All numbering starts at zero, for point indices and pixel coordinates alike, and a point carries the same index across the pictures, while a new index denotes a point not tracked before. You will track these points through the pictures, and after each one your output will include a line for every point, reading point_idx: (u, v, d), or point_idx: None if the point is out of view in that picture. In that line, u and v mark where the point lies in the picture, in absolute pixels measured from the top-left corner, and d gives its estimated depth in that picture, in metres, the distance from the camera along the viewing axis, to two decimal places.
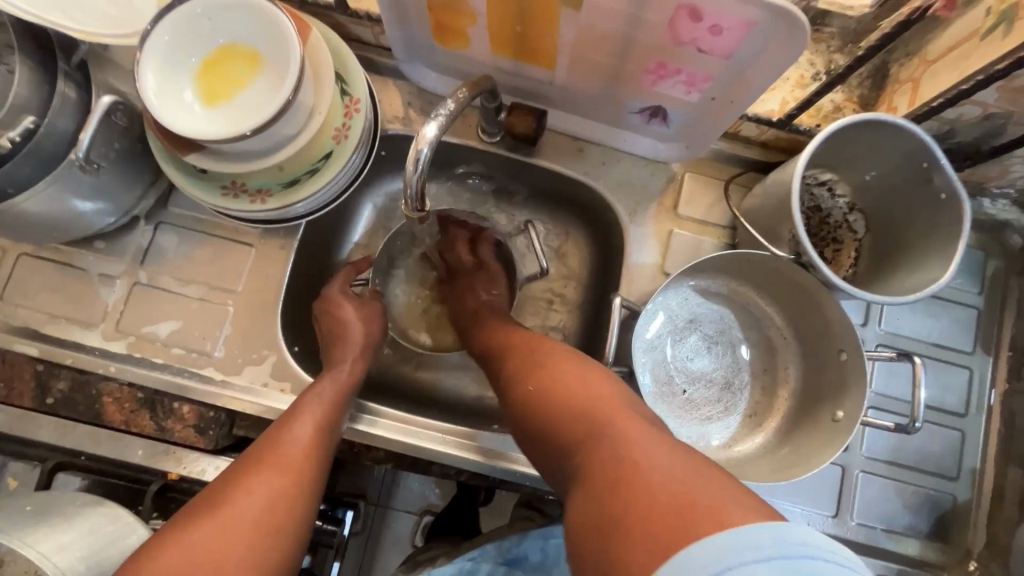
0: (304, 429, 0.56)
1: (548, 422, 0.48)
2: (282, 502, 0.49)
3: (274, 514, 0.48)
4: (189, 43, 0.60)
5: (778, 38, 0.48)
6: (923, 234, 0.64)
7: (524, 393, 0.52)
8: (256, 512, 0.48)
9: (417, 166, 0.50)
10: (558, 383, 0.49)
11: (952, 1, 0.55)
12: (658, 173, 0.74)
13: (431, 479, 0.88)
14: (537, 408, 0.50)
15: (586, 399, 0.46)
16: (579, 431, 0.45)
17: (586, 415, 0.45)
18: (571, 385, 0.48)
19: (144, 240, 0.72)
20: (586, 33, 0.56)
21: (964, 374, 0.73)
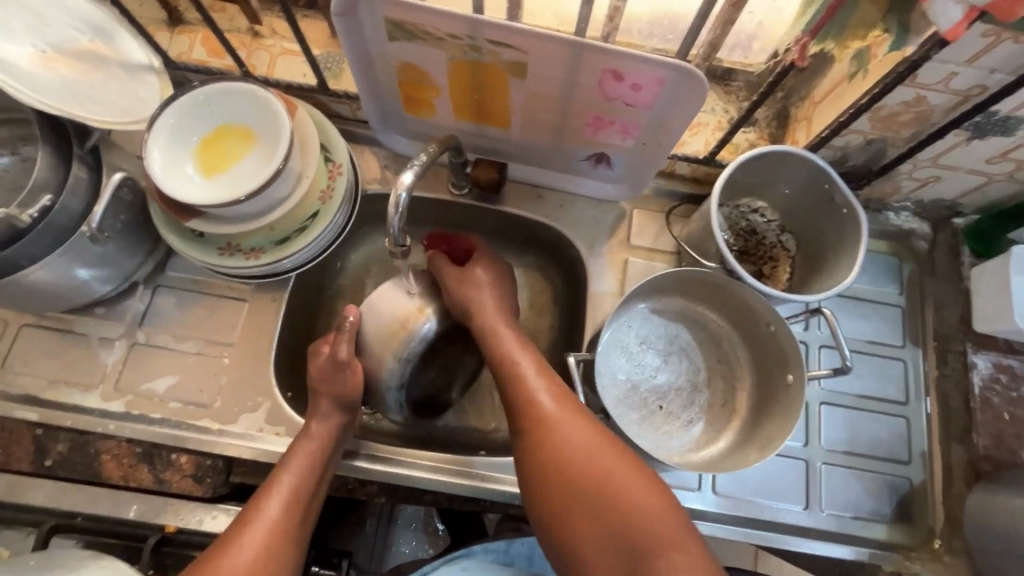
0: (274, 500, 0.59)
1: (539, 438, 0.59)
2: (275, 552, 0.56)
3: (261, 570, 0.55)
4: (191, 125, 0.69)
5: (686, 90, 0.60)
6: (837, 243, 0.75)
7: (532, 410, 0.60)
8: (244, 565, 0.54)
9: (398, 209, 0.59)
10: (555, 428, 0.58)
11: (801, 56, 0.63)
12: (610, 210, 0.84)
13: (424, 536, 0.94)
14: (536, 435, 0.59)
15: (583, 469, 0.55)
16: (579, 481, 0.55)
17: (583, 484, 0.55)
18: (566, 436, 0.58)
19: (142, 304, 0.77)
20: (532, 96, 0.67)
21: (899, 366, 0.81)
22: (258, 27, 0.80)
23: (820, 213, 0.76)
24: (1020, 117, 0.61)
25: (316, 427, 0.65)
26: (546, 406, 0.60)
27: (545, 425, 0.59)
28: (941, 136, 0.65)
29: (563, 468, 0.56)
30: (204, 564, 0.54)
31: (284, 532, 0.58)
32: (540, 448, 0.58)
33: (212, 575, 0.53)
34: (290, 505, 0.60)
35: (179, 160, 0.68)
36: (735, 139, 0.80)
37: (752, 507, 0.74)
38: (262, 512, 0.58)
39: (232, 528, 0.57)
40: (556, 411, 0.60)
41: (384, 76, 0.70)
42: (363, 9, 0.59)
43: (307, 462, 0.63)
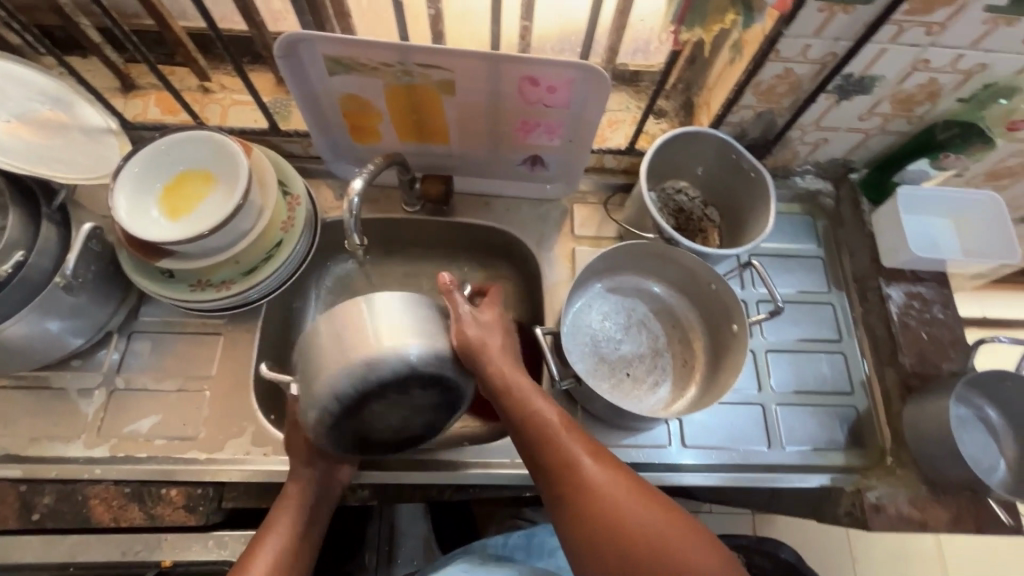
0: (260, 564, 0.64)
1: (583, 502, 0.60)
2: None
3: None
4: (154, 174, 0.75)
5: (594, 86, 0.69)
6: (752, 205, 0.85)
7: (575, 476, 0.61)
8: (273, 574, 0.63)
9: (352, 211, 0.66)
10: (603, 494, 0.60)
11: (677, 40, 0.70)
12: (552, 208, 0.92)
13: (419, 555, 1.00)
14: (578, 490, 0.60)
15: (629, 529, 0.58)
16: (622, 539, 0.58)
17: (626, 543, 0.58)
18: (614, 501, 0.59)
19: (118, 352, 0.79)
20: (464, 109, 0.75)
21: (828, 308, 0.90)
22: (207, 83, 0.87)
23: (733, 182, 0.86)
24: (871, 76, 0.73)
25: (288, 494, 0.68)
26: (588, 466, 0.61)
27: (592, 490, 0.60)
28: (815, 100, 0.77)
29: (610, 520, 0.59)
30: None
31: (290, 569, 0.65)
32: (586, 505, 0.60)
33: None
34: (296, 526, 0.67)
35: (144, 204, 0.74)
36: (650, 129, 0.91)
37: (722, 453, 0.80)
38: None
39: None
40: (596, 475, 0.61)
41: (329, 110, 0.77)
42: (303, 51, 0.67)
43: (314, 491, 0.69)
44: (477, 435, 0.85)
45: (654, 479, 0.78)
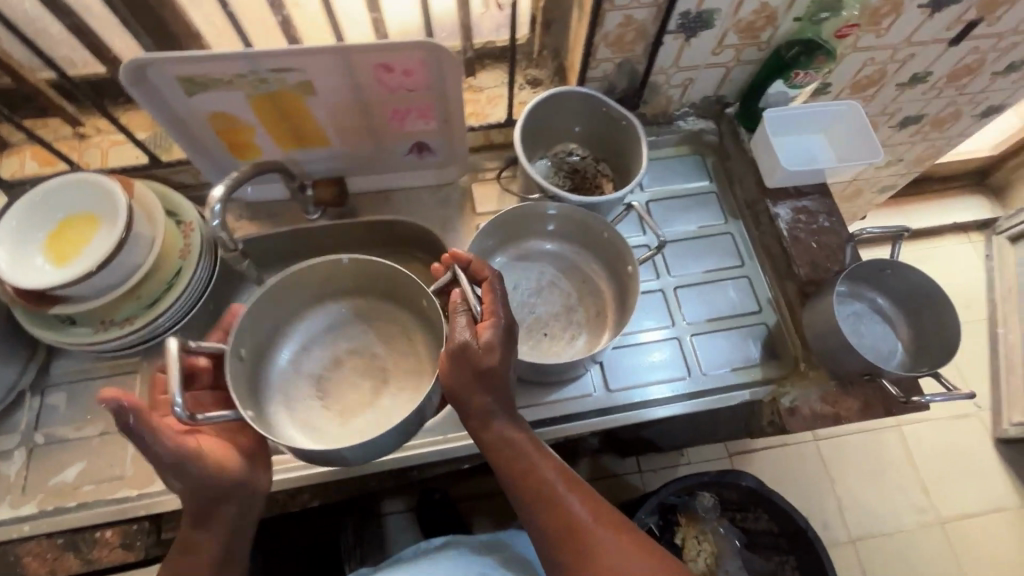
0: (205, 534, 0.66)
1: (570, 548, 0.62)
2: None
3: None
4: (34, 224, 0.75)
5: (446, 62, 0.72)
6: (631, 153, 0.89)
7: (570, 521, 0.63)
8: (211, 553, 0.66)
9: (212, 216, 0.73)
10: (590, 540, 0.62)
11: None
12: (450, 190, 0.95)
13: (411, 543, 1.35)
14: (568, 533, 0.62)
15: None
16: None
17: None
18: (602, 552, 0.61)
19: (33, 408, 0.78)
20: (331, 107, 0.77)
21: (727, 238, 0.95)
22: (82, 129, 0.87)
23: (612, 134, 0.90)
24: (707, 10, 0.77)
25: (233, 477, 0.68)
26: (581, 516, 0.63)
27: (582, 538, 0.62)
28: (665, 41, 0.81)
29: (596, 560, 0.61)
30: None
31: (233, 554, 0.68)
32: (573, 551, 0.62)
33: None
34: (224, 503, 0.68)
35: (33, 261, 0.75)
36: (527, 98, 0.94)
37: (644, 391, 0.84)
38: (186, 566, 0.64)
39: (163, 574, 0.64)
40: (588, 525, 0.63)
41: (201, 131, 0.78)
42: (152, 75, 0.68)
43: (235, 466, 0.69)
44: None
45: (582, 427, 0.81)
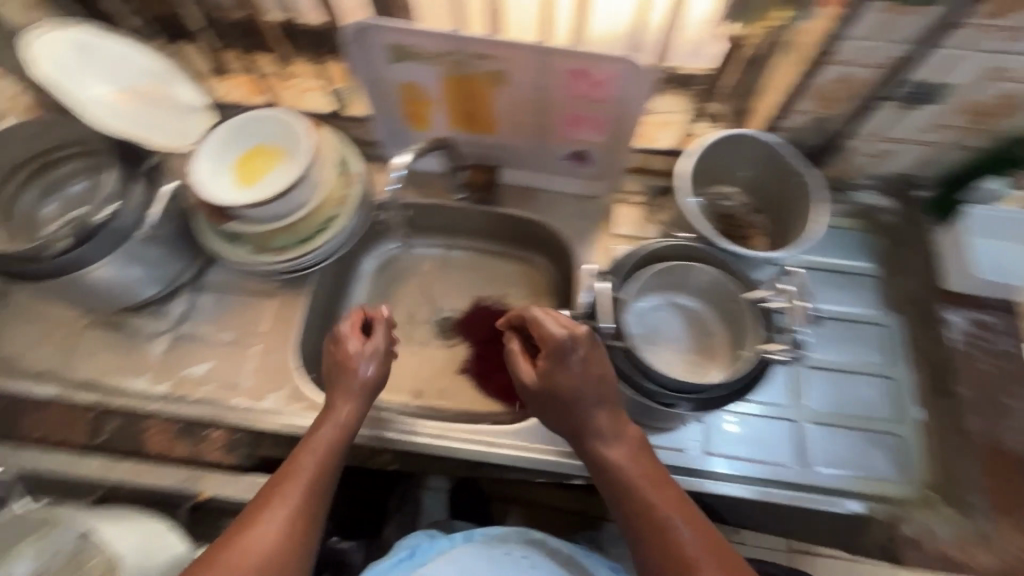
0: (309, 466, 0.65)
1: (641, 518, 0.61)
2: (261, 522, 0.60)
3: (282, 556, 0.59)
4: (231, 146, 0.83)
5: (639, 81, 0.71)
6: (799, 211, 0.81)
7: (631, 496, 0.62)
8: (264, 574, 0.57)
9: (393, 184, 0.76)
10: (657, 515, 0.60)
11: None
12: (594, 204, 0.94)
13: None
14: (645, 510, 0.61)
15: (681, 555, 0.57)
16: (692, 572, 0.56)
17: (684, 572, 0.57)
18: None
19: (185, 304, 0.88)
20: (513, 100, 0.79)
21: (879, 330, 0.86)
22: (286, 70, 0.96)
23: (781, 188, 0.84)
24: (941, 84, 0.69)
25: (344, 407, 0.70)
26: (658, 503, 0.61)
27: (645, 510, 0.61)
28: (878, 106, 0.74)
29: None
30: (263, 506, 0.61)
31: (295, 533, 0.60)
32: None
33: (233, 551, 0.57)
34: (365, 390, 0.71)
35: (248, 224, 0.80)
36: (700, 133, 0.90)
37: (743, 466, 0.77)
38: (287, 492, 0.62)
39: (260, 503, 0.61)
40: (675, 509, 0.61)
41: (390, 97, 0.83)
42: (369, 38, 0.73)
43: (314, 443, 0.67)
44: (501, 420, 0.90)
45: (670, 482, 0.76)
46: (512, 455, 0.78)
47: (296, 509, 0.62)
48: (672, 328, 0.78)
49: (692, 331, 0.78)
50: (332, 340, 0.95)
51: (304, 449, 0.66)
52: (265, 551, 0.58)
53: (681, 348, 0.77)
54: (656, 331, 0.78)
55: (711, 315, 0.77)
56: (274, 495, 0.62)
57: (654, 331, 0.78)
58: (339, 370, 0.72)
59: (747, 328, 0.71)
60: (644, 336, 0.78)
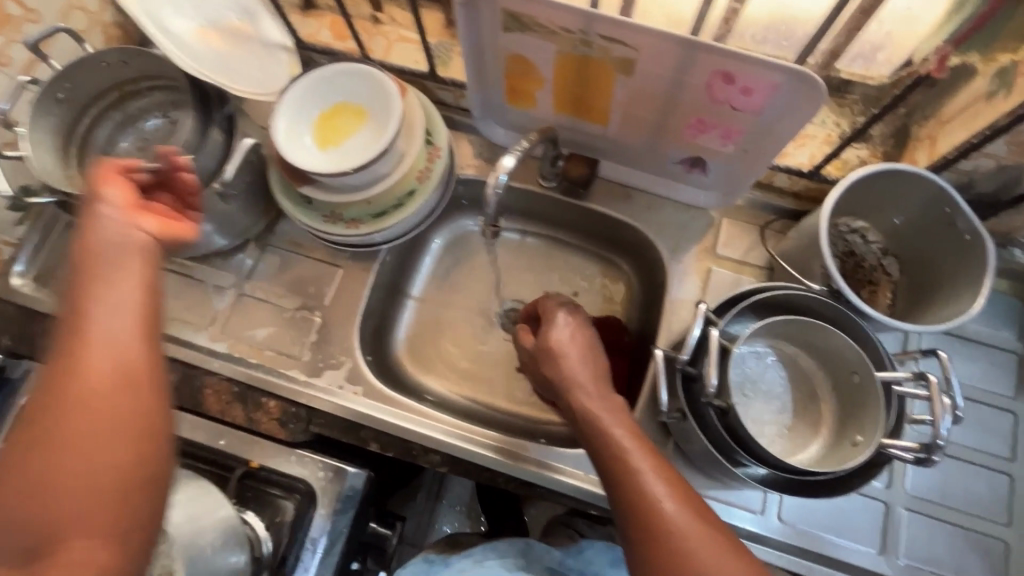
0: (105, 319, 0.48)
1: (617, 469, 0.56)
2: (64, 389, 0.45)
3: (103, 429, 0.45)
4: (314, 100, 0.76)
5: (800, 97, 0.58)
6: (951, 274, 0.68)
7: (608, 447, 0.58)
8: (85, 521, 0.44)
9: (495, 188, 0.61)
10: (632, 468, 0.56)
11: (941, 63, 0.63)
12: (698, 217, 0.83)
13: None
14: (623, 462, 0.56)
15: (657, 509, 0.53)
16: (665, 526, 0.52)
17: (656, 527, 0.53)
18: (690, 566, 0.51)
19: (251, 260, 0.84)
20: (636, 93, 0.67)
21: (1007, 418, 0.74)
22: (379, 14, 0.86)
23: (935, 242, 0.70)
24: None
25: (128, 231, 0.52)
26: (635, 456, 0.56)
27: (622, 460, 0.56)
28: None
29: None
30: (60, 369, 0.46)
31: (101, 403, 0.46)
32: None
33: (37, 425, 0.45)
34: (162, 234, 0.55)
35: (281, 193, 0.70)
36: (845, 154, 0.76)
37: (816, 541, 0.70)
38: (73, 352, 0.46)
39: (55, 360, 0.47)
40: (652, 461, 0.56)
41: (493, 67, 0.73)
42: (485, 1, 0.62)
43: (112, 267, 0.50)
44: (555, 432, 0.85)
45: None
46: (569, 485, 0.73)
47: (115, 416, 0.46)
48: (774, 391, 0.70)
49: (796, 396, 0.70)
50: (393, 317, 0.91)
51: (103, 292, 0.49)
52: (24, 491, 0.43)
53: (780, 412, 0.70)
54: (757, 387, 0.70)
55: (823, 384, 0.69)
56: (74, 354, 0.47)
57: (756, 386, 0.70)
58: (116, 236, 0.52)
59: (867, 411, 0.62)
60: (743, 389, 0.70)
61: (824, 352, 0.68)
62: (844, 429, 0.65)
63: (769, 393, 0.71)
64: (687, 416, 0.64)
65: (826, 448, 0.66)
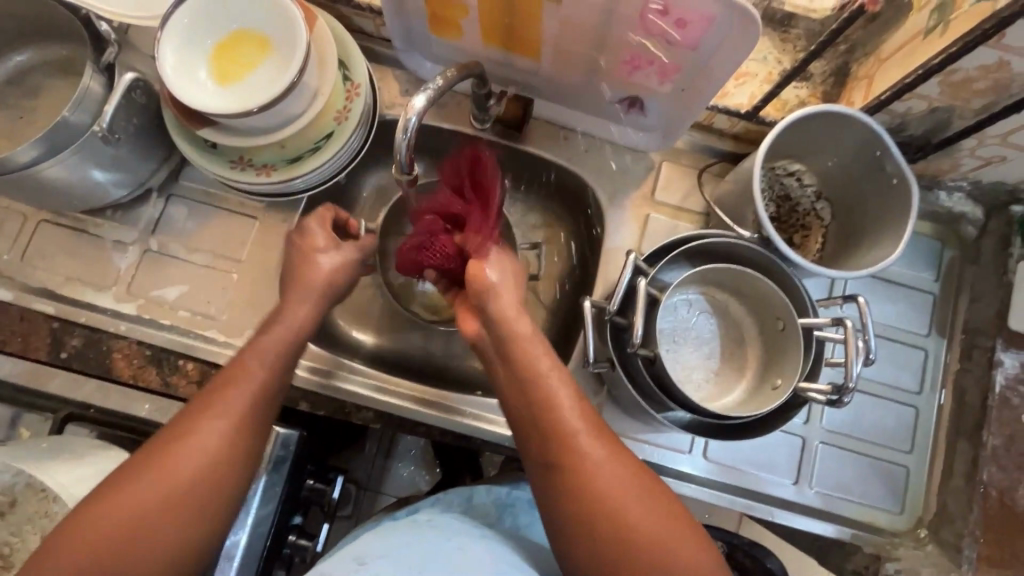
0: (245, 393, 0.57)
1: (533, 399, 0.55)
2: (234, 441, 0.55)
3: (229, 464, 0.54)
4: (206, 27, 0.66)
5: (734, 32, 0.54)
6: (878, 220, 0.68)
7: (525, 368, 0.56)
8: (200, 476, 0.52)
9: (406, 133, 0.56)
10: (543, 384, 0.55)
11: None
12: (638, 160, 0.80)
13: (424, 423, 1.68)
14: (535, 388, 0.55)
15: (558, 421, 0.54)
16: (565, 436, 0.53)
17: (556, 435, 0.53)
18: (591, 463, 0.52)
19: (156, 211, 0.77)
20: (566, 24, 0.62)
21: (919, 355, 0.78)
22: None
23: (866, 188, 0.69)
24: None
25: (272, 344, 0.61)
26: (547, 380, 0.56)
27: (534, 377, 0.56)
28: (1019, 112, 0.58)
29: (609, 535, 0.50)
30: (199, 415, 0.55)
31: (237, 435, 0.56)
32: (582, 497, 0.51)
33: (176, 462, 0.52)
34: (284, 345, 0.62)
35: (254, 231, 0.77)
36: (784, 94, 0.74)
37: (737, 475, 0.74)
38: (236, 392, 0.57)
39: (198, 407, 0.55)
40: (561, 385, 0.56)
41: None
42: None
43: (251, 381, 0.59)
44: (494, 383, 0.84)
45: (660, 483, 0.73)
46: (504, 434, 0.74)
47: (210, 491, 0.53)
48: (707, 336, 0.71)
49: (726, 341, 0.71)
50: None
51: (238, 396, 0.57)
52: (244, 411, 0.56)
53: (711, 357, 0.71)
54: (689, 332, 0.71)
55: (752, 328, 0.70)
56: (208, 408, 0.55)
57: (688, 332, 0.71)
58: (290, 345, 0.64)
59: (788, 357, 0.64)
60: (676, 336, 0.70)
61: (753, 298, 0.68)
62: (767, 373, 0.67)
63: (701, 338, 0.71)
64: (615, 365, 0.64)
65: (749, 392, 0.68)
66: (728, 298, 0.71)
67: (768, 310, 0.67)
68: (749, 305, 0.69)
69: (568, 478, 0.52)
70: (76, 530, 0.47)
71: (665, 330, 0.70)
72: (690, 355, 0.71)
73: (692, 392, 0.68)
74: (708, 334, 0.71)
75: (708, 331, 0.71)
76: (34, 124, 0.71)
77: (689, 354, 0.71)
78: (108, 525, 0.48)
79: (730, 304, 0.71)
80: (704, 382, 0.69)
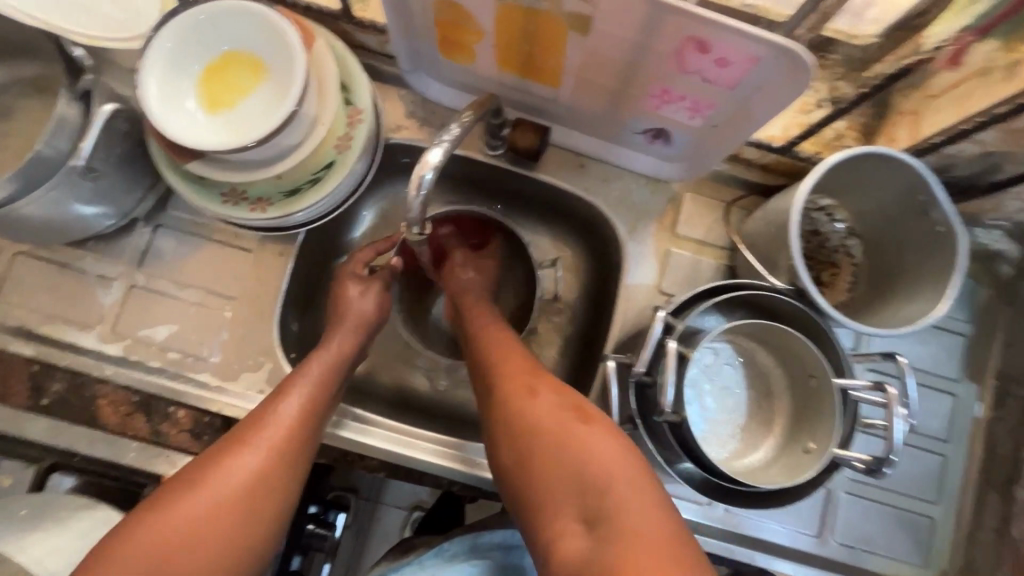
0: (285, 412, 0.56)
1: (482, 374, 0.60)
2: (274, 472, 0.53)
3: (265, 486, 0.53)
4: (193, 49, 0.60)
5: (782, 75, 0.49)
6: (918, 266, 0.64)
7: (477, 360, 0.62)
8: (244, 490, 0.51)
9: (419, 191, 0.52)
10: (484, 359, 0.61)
11: (952, 56, 0.57)
12: (660, 191, 0.75)
13: None
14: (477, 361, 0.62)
15: (502, 390, 0.56)
16: (504, 404, 0.55)
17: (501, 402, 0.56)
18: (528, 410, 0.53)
19: (142, 243, 0.71)
20: (592, 57, 0.56)
21: (948, 400, 0.75)
22: None
23: (905, 231, 0.65)
24: None
25: (313, 374, 0.60)
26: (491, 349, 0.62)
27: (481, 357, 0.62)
28: None
29: (566, 484, 0.49)
30: (234, 445, 0.53)
31: (279, 459, 0.54)
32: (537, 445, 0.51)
33: (214, 484, 0.51)
34: (329, 375, 0.61)
35: (250, 265, 0.72)
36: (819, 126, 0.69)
37: (756, 526, 0.71)
38: (277, 416, 0.56)
39: (235, 437, 0.54)
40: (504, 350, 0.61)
41: (421, 13, 0.59)
42: None
43: (284, 415, 0.56)
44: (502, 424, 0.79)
45: None
46: None
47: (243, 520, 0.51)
48: (734, 388, 0.68)
49: (752, 394, 0.68)
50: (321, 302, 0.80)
51: (279, 421, 0.56)
52: (280, 441, 0.55)
53: (736, 411, 0.67)
54: (715, 384, 0.67)
55: (781, 382, 0.67)
56: (245, 440, 0.54)
57: (713, 384, 0.67)
58: (321, 382, 0.60)
59: (821, 417, 0.60)
60: (702, 388, 0.67)
61: (782, 351, 0.64)
62: (796, 431, 0.64)
63: (728, 389, 0.68)
64: (638, 421, 0.61)
65: (776, 448, 0.65)
66: (756, 349, 0.67)
67: (796, 365, 0.64)
68: (777, 356, 0.66)
69: (522, 437, 0.52)
70: (129, 539, 0.47)
71: (690, 381, 0.66)
72: (714, 408, 0.67)
73: (714, 449, 0.65)
74: (735, 386, 0.68)
75: (734, 383, 0.68)
76: (6, 151, 0.65)
77: (712, 407, 0.67)
78: (163, 536, 0.48)
79: (759, 353, 0.67)
80: (728, 437, 0.66)
